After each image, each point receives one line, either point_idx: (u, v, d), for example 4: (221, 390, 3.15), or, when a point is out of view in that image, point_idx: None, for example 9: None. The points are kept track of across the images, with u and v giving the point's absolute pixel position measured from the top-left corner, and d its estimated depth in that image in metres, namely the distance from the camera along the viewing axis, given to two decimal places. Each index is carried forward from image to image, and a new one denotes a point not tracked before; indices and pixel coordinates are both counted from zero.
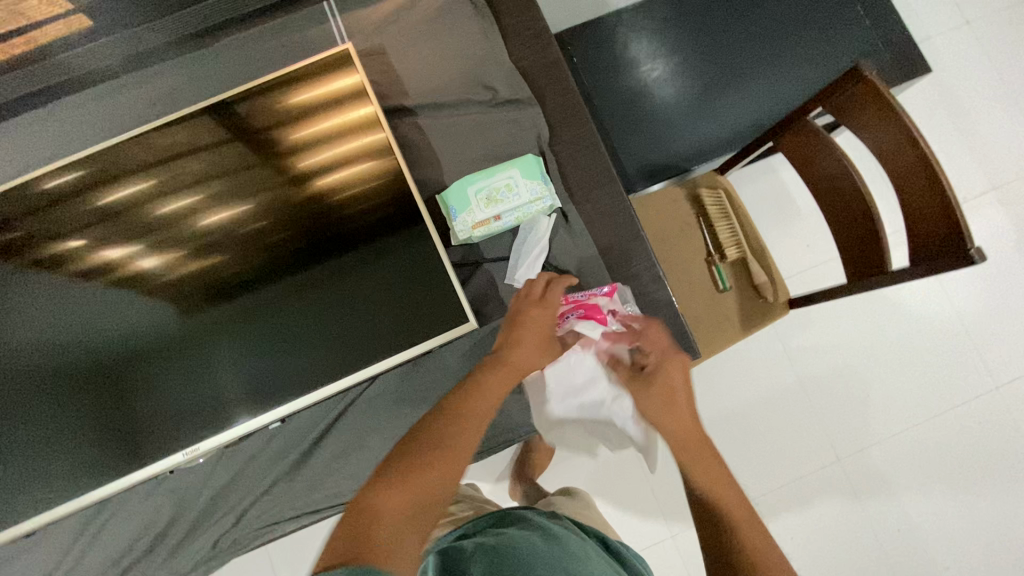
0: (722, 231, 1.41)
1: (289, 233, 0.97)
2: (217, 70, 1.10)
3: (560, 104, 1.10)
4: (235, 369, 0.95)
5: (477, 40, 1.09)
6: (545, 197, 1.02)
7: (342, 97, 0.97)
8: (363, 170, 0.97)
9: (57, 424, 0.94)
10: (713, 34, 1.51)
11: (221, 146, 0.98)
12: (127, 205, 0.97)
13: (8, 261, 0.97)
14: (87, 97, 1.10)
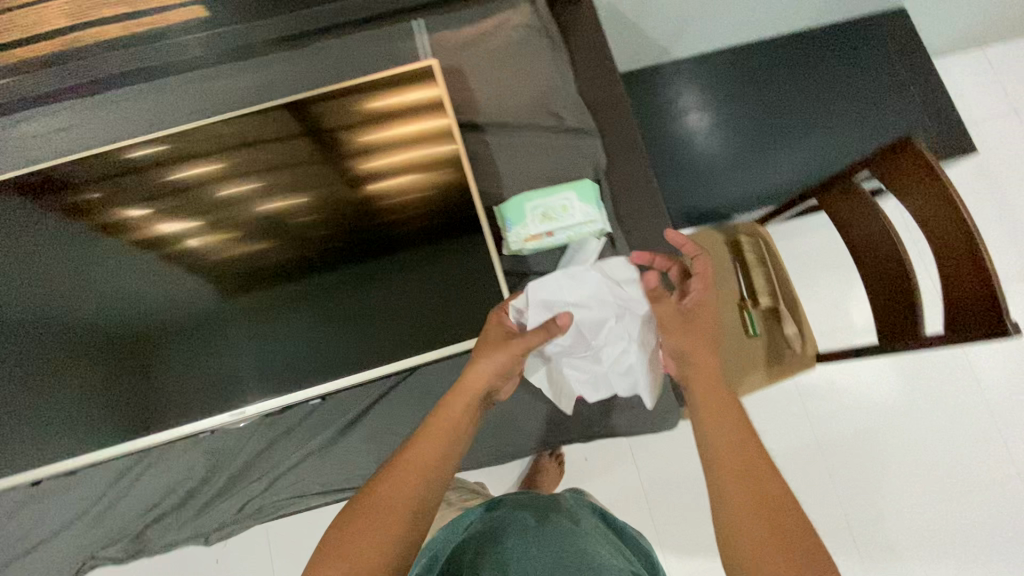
0: (758, 279, 1.44)
1: (344, 227, 1.04)
2: (309, 70, 1.19)
3: (621, 137, 1.17)
4: (250, 357, 1.00)
5: (550, 70, 1.17)
6: (597, 220, 1.07)
7: (407, 110, 1.06)
8: (422, 178, 1.04)
9: (113, 373, 1.00)
10: (768, 90, 1.59)
11: (290, 140, 1.06)
12: (195, 183, 1.05)
13: (77, 221, 1.05)
14: (189, 79, 1.19)
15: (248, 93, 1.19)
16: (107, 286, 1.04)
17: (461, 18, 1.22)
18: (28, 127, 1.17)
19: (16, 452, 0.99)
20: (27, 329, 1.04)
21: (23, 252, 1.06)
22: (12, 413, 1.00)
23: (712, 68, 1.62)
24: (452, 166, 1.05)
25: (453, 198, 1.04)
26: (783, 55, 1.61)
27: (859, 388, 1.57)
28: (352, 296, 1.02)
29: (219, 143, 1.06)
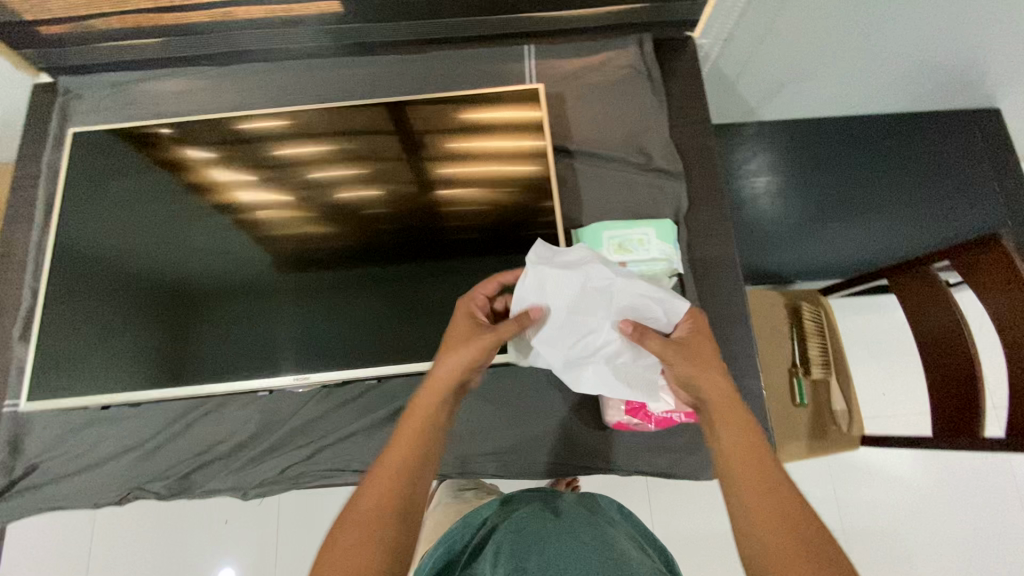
0: (812, 347, 1.43)
1: (421, 225, 1.13)
2: (420, 74, 1.27)
3: (705, 184, 1.20)
4: (296, 326, 1.07)
5: (647, 111, 1.22)
6: (671, 259, 1.08)
7: (497, 126, 1.15)
8: (501, 194, 1.13)
9: (196, 318, 1.08)
10: (854, 163, 1.59)
11: (385, 136, 1.17)
12: (292, 159, 1.16)
13: (176, 175, 1.16)
14: (311, 64, 1.28)
15: (362, 85, 1.27)
16: (206, 238, 1.13)
17: (570, 50, 1.28)
18: (162, 82, 1.27)
19: (87, 375, 1.04)
20: (121, 262, 1.11)
21: (137, 192, 1.16)
22: (92, 337, 1.06)
23: (790, 135, 1.63)
24: (531, 186, 1.13)
25: (527, 216, 1.12)
26: (864, 135, 1.61)
27: (900, 481, 1.51)
28: (424, 291, 1.09)
29: (320, 127, 1.17)
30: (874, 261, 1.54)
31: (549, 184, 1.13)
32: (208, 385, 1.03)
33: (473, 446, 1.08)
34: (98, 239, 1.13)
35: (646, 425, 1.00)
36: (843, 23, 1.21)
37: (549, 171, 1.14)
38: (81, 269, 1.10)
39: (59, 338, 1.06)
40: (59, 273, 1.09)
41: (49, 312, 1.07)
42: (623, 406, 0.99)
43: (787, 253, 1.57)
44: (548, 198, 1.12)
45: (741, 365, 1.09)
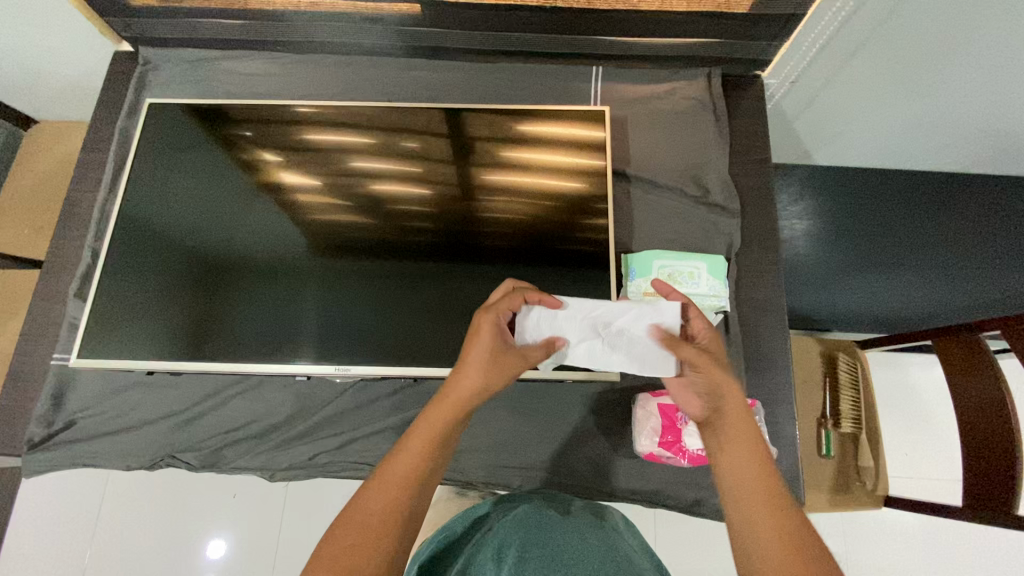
0: (844, 401, 1.40)
1: (463, 228, 1.14)
2: (488, 85, 1.30)
3: (759, 225, 1.19)
4: (324, 313, 1.09)
5: (708, 145, 1.23)
6: (720, 297, 1.08)
7: (549, 141, 1.16)
8: (547, 207, 1.14)
9: (244, 296, 1.09)
10: (912, 216, 1.57)
11: (438, 137, 1.18)
12: (343, 149, 1.18)
13: (226, 152, 1.19)
14: (383, 63, 1.32)
15: (429, 89, 1.29)
16: (261, 219, 1.15)
17: (637, 76, 1.29)
18: (238, 64, 1.31)
19: (135, 340, 1.06)
20: (178, 233, 1.13)
21: (201, 167, 1.18)
22: (144, 303, 1.08)
23: (832, 181, 1.61)
24: (579, 203, 1.13)
25: (573, 231, 1.12)
26: (909, 191, 1.58)
27: (919, 548, 1.47)
28: (469, 298, 1.10)
29: (376, 122, 1.19)
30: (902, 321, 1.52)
31: (597, 202, 1.14)
32: (250, 363, 1.05)
33: (499, 458, 1.08)
34: (159, 208, 1.15)
35: (679, 460, 0.98)
36: (915, 81, 1.21)
37: (599, 190, 1.14)
38: (140, 236, 1.13)
39: (113, 300, 1.08)
40: (119, 237, 1.12)
41: (107, 273, 1.10)
42: (658, 436, 0.98)
43: (829, 299, 1.55)
44: (596, 217, 1.13)
45: (778, 411, 1.08)
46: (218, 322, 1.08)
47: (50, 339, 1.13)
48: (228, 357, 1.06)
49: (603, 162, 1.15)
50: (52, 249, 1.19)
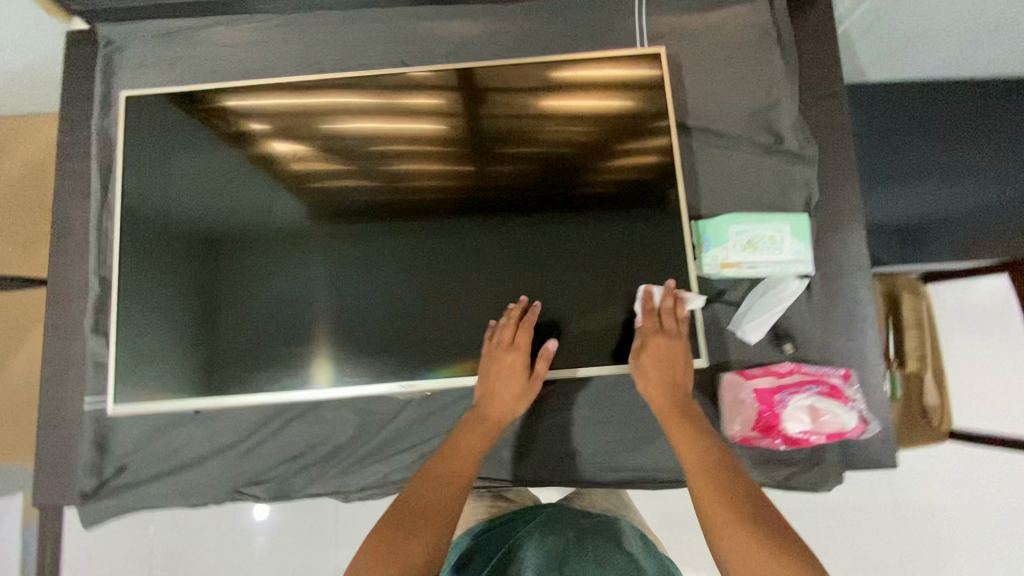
0: (909, 339, 1.32)
1: (473, 182, 1.03)
2: (514, 30, 1.10)
3: (836, 170, 1.07)
4: (344, 289, 1.01)
5: (775, 82, 1.07)
6: (806, 261, 0.98)
7: (573, 86, 1.03)
8: (566, 151, 1.02)
9: (269, 295, 1.01)
10: None
11: (447, 92, 1.04)
12: (341, 117, 1.05)
13: (205, 126, 1.05)
14: (388, 15, 1.11)
15: (445, 41, 1.10)
16: (270, 206, 1.04)
17: (687, 4, 1.11)
18: (218, 33, 1.11)
19: (164, 356, 0.99)
20: (186, 234, 1.02)
21: (196, 155, 1.05)
22: (154, 312, 1.00)
23: (906, 86, 1.29)
24: (604, 145, 1.02)
25: (597, 174, 1.02)
26: (1000, 120, 1.24)
27: None
28: (528, 289, 1.00)
29: (378, 85, 1.05)
30: (914, 244, 1.23)
31: (624, 143, 1.02)
32: (290, 369, 0.99)
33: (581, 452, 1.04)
34: (159, 208, 1.03)
35: (773, 442, 0.92)
36: None
37: (634, 134, 1.03)
38: (145, 241, 1.02)
39: (131, 315, 0.99)
40: (122, 244, 1.02)
41: (121, 290, 1.00)
42: (752, 422, 0.92)
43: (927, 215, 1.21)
44: (631, 163, 1.02)
45: (869, 375, 1.01)
46: (230, 313, 1.01)
47: (75, 381, 1.03)
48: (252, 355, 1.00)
49: (632, 99, 1.03)
50: (50, 279, 1.06)
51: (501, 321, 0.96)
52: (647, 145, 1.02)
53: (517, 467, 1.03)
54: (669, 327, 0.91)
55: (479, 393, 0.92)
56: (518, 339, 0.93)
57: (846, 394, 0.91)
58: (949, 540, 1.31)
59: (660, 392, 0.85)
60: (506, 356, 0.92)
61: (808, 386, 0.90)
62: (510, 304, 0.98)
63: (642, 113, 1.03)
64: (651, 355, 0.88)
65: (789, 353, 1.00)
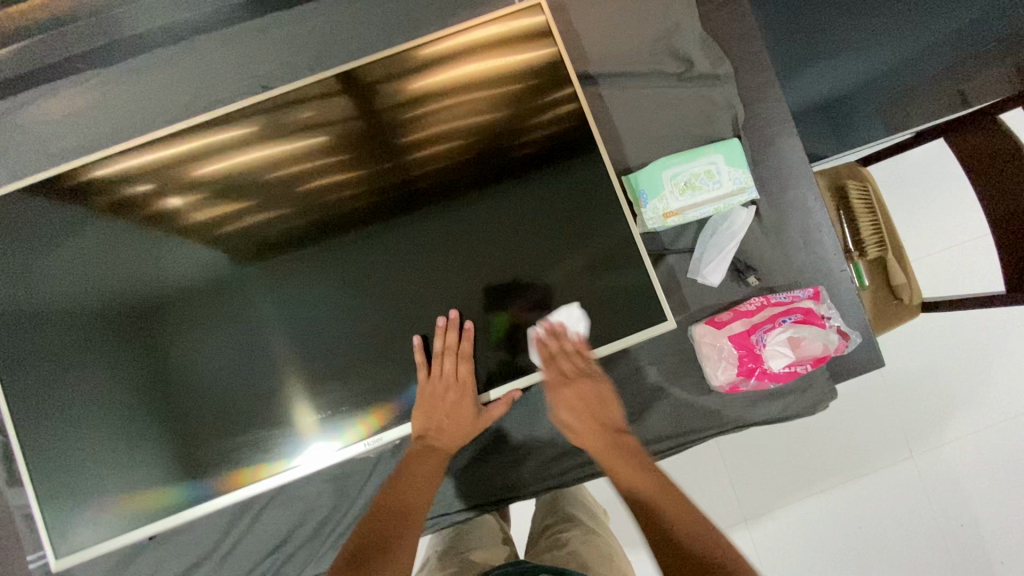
0: (865, 226, 1.23)
1: (382, 185, 0.93)
2: (374, 16, 0.97)
3: (755, 82, 1.00)
4: (279, 348, 0.93)
5: (669, 3, 0.98)
6: (748, 187, 0.92)
7: (466, 56, 0.92)
8: (485, 120, 0.93)
9: (191, 361, 0.94)
10: None
11: (331, 98, 0.93)
12: (218, 155, 0.93)
13: (75, 207, 0.93)
14: (229, 36, 0.97)
15: (301, 49, 0.97)
16: (166, 265, 0.94)
17: None
18: (41, 110, 0.96)
19: (100, 459, 0.92)
20: (82, 322, 0.93)
21: (63, 235, 0.94)
22: (86, 429, 0.93)
23: None
24: (521, 106, 0.93)
25: (523, 138, 0.92)
26: None
27: None
28: (468, 299, 0.93)
29: (251, 113, 0.93)
30: (844, 126, 1.15)
31: (542, 98, 0.93)
32: (251, 436, 0.93)
33: (573, 449, 0.99)
34: (42, 304, 0.94)
35: (761, 383, 0.88)
36: None
37: (541, 91, 0.93)
38: (47, 350, 0.93)
39: (49, 428, 0.92)
40: (13, 355, 0.93)
41: (25, 406, 0.92)
42: (736, 367, 0.87)
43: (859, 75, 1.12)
44: (544, 124, 0.92)
45: (837, 287, 0.97)
46: (164, 408, 0.93)
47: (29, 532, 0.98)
48: (201, 449, 0.93)
49: (536, 50, 0.92)
50: None
51: (439, 347, 0.91)
52: (564, 93, 0.92)
53: (515, 481, 0.99)
54: (569, 371, 0.91)
55: (423, 425, 0.91)
56: (464, 374, 0.91)
57: (822, 315, 0.87)
58: (946, 411, 1.32)
59: (596, 442, 0.87)
60: (451, 392, 0.92)
61: (781, 318, 0.86)
62: (438, 319, 0.92)
63: (544, 67, 0.92)
64: (567, 406, 0.90)
65: (755, 285, 0.95)
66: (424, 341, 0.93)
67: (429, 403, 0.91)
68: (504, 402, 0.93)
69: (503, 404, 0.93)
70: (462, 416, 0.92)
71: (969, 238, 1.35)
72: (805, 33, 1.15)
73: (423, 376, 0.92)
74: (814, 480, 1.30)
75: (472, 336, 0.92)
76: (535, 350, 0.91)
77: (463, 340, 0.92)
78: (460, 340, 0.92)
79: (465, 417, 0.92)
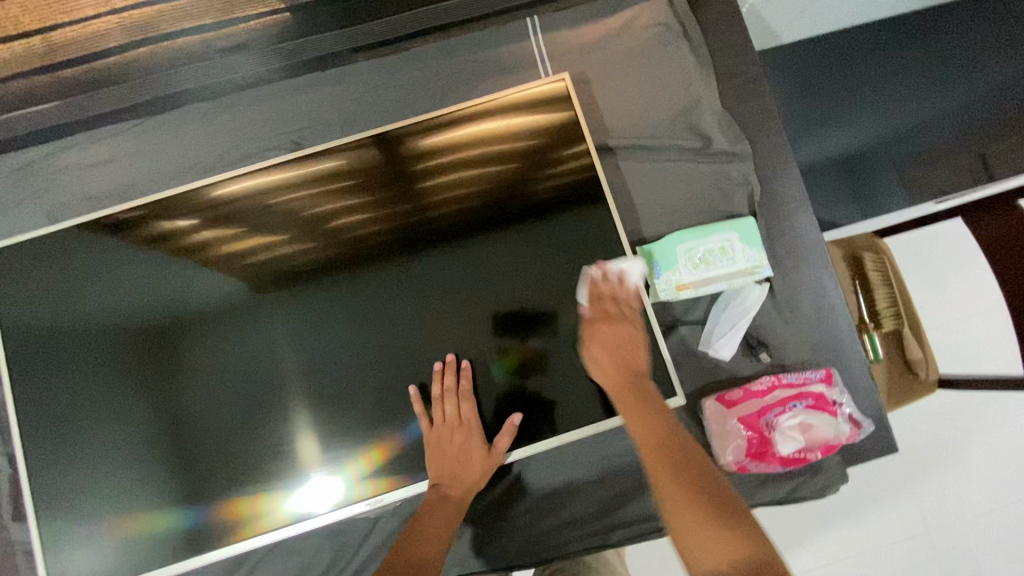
0: (880, 297, 1.22)
1: (406, 237, 0.95)
2: (404, 80, 1.02)
3: (772, 160, 1.02)
4: (291, 393, 0.94)
5: (690, 81, 1.01)
6: (761, 267, 0.92)
7: (493, 120, 0.96)
8: (507, 173, 0.95)
9: (201, 399, 0.95)
10: (910, 40, 1.34)
11: (362, 153, 0.96)
12: (251, 200, 0.97)
13: (109, 243, 0.97)
14: (266, 93, 1.01)
15: (334, 108, 1.01)
16: (188, 304, 0.97)
17: (580, 15, 1.04)
18: (79, 155, 1.01)
19: (105, 491, 0.94)
20: (99, 353, 0.96)
21: (88, 272, 0.97)
22: (97, 460, 0.95)
23: (807, 56, 1.35)
24: (543, 170, 0.95)
25: (542, 190, 0.95)
26: (894, 59, 1.34)
27: None
28: (478, 360, 0.93)
29: (285, 162, 0.96)
30: (862, 197, 1.31)
31: (562, 153, 0.95)
32: (252, 476, 0.93)
33: (575, 522, 0.97)
34: (61, 335, 0.96)
35: (770, 465, 0.86)
36: None
37: (564, 156, 0.95)
38: (68, 377, 0.96)
39: (58, 457, 0.95)
40: (36, 382, 0.96)
41: (36, 436, 0.95)
42: (745, 448, 0.85)
43: (867, 157, 1.31)
44: (565, 189, 0.95)
45: (849, 369, 0.97)
46: (173, 444, 0.95)
47: None
48: (204, 490, 0.94)
49: (561, 117, 0.96)
50: None
51: (438, 391, 0.92)
52: (581, 147, 0.95)
53: (513, 549, 0.96)
54: (614, 312, 0.88)
55: (436, 472, 0.90)
56: (467, 413, 0.91)
57: (834, 403, 0.86)
58: (965, 493, 1.27)
59: (614, 377, 0.82)
60: (458, 434, 0.91)
61: (791, 403, 0.85)
62: (435, 363, 0.93)
63: (568, 133, 0.95)
64: (600, 341, 0.85)
65: (766, 362, 0.95)
66: (420, 390, 0.93)
67: (438, 449, 0.91)
68: (510, 432, 0.90)
69: (509, 434, 0.90)
70: (470, 456, 0.90)
71: (988, 317, 1.33)
72: (819, 120, 1.33)
73: (426, 423, 0.92)
74: (823, 557, 1.26)
75: (471, 375, 0.92)
76: (583, 288, 0.91)
77: (465, 378, 0.92)
78: (459, 380, 0.92)
79: (475, 457, 0.90)
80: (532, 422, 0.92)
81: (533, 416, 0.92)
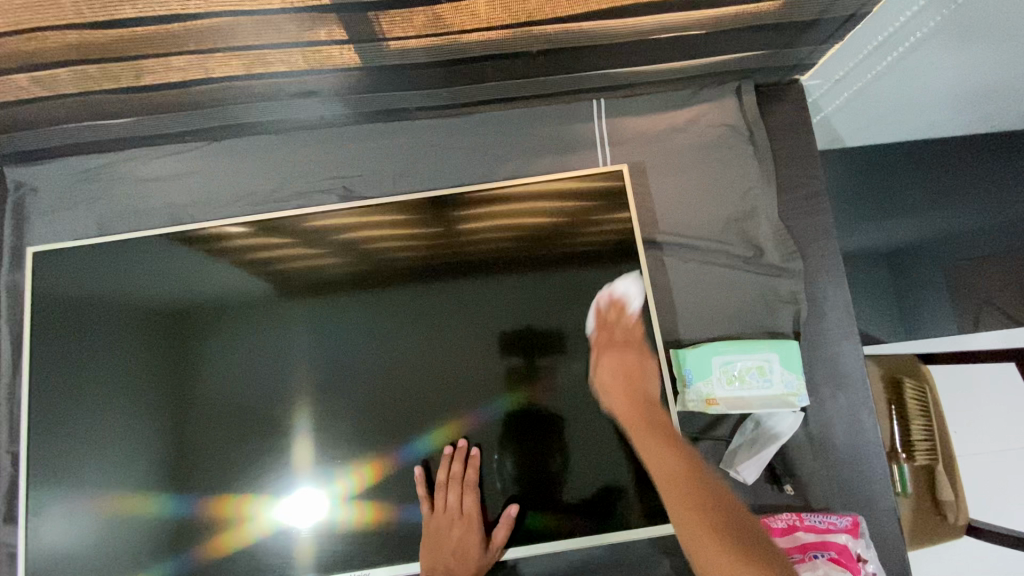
0: (917, 431, 1.16)
1: (437, 300, 0.94)
2: (462, 144, 1.03)
3: (823, 279, 0.98)
4: (295, 437, 0.92)
5: (749, 187, 0.99)
6: (798, 395, 0.88)
7: (545, 198, 0.94)
8: (550, 253, 0.93)
9: (204, 427, 0.93)
10: (994, 166, 1.26)
11: (409, 209, 0.96)
12: (291, 238, 0.97)
13: (147, 259, 0.98)
14: (327, 138, 1.04)
15: (389, 163, 1.03)
16: (210, 329, 0.96)
17: (647, 104, 1.03)
18: (137, 170, 1.04)
19: (93, 508, 0.93)
20: (119, 357, 0.96)
21: (119, 282, 0.97)
22: (92, 472, 0.93)
23: (875, 163, 1.30)
24: (586, 257, 0.93)
25: (583, 277, 0.93)
26: (970, 183, 1.27)
27: None
28: (488, 442, 0.90)
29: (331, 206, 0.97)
30: (911, 319, 1.23)
31: (609, 243, 0.93)
32: (241, 518, 0.91)
33: None
34: (83, 338, 0.97)
35: None
36: (997, 58, 0.92)
37: (610, 245, 0.93)
38: (83, 382, 0.96)
39: (54, 463, 0.94)
40: (51, 384, 0.96)
41: (40, 438, 0.94)
42: None
43: (920, 279, 1.25)
44: (606, 279, 0.92)
45: (876, 513, 0.91)
46: (169, 469, 0.93)
47: None
48: (192, 523, 0.91)
49: (614, 206, 0.94)
50: None
51: (442, 478, 0.89)
52: (626, 229, 0.93)
53: None
54: (620, 339, 0.88)
55: (429, 563, 0.87)
56: (469, 506, 0.88)
57: (859, 558, 0.79)
58: None
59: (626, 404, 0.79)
60: (456, 527, 0.87)
61: (813, 552, 0.79)
62: (447, 447, 0.90)
63: (617, 223, 0.93)
64: (612, 370, 0.84)
65: (790, 494, 0.91)
66: (425, 471, 0.90)
67: (435, 540, 0.87)
68: (507, 526, 0.87)
69: (505, 528, 0.87)
70: (467, 554, 0.87)
71: None
72: (874, 232, 1.28)
73: (427, 509, 0.89)
74: None
75: (479, 465, 0.89)
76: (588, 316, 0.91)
77: (471, 469, 0.88)
78: (465, 469, 0.89)
79: (472, 554, 0.87)
80: (533, 515, 0.89)
81: (534, 511, 0.89)
